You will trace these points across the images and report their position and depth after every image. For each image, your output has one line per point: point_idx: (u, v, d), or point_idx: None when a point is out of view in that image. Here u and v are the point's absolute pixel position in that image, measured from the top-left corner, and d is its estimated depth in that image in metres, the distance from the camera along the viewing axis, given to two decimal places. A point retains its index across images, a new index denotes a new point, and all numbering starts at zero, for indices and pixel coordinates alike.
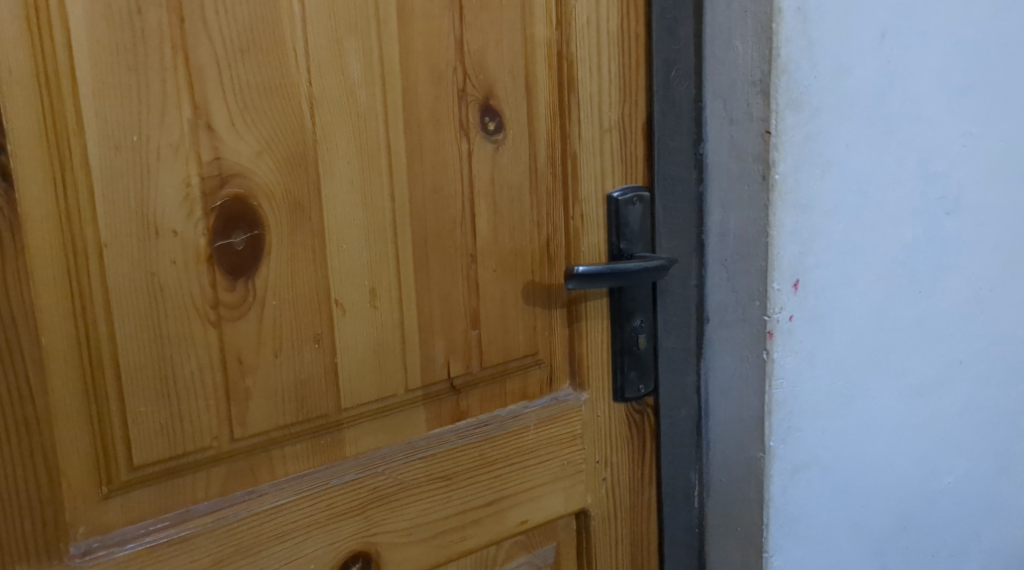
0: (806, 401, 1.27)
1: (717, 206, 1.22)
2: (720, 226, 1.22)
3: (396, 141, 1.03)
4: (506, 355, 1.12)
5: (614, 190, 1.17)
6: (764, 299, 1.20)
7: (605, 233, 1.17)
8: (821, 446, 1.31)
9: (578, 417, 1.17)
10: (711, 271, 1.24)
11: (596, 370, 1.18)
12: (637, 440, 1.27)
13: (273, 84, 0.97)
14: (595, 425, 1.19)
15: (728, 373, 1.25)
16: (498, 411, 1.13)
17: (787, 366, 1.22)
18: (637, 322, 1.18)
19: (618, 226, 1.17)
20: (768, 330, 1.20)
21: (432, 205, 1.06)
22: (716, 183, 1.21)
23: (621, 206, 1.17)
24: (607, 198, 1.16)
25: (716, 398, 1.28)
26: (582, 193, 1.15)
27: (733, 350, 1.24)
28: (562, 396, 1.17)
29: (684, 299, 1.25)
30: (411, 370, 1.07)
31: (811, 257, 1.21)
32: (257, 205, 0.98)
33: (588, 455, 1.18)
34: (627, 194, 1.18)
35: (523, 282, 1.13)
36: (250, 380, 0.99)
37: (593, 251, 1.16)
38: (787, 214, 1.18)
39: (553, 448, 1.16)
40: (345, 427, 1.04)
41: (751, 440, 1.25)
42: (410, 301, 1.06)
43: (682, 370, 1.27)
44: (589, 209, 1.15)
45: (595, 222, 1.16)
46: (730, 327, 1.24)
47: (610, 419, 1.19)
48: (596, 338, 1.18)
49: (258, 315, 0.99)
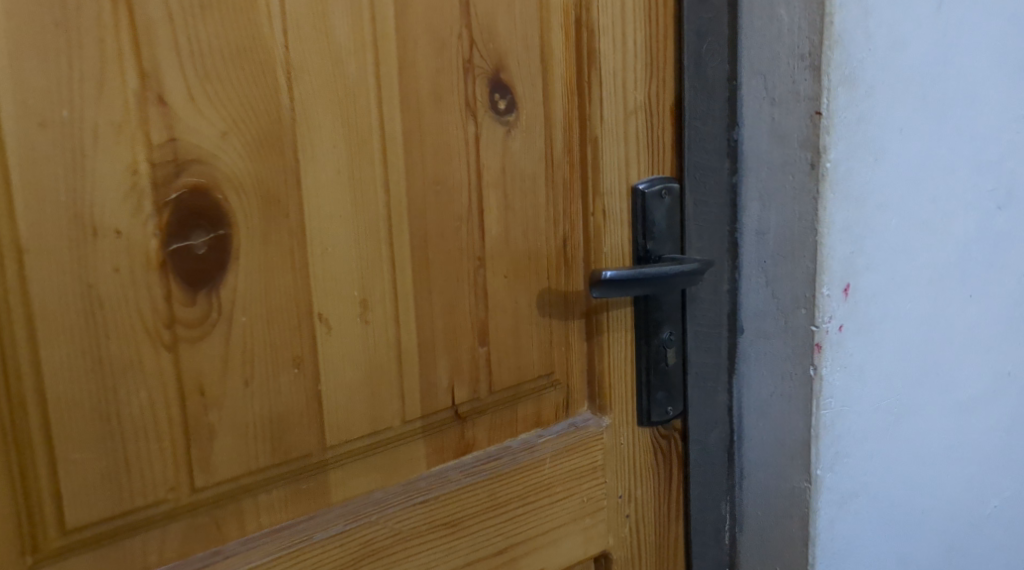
0: (856, 422, 1.11)
1: (755, 199, 1.05)
2: (757, 223, 1.06)
3: (390, 122, 0.87)
4: (518, 376, 0.96)
5: (640, 182, 1.01)
6: (812, 306, 1.04)
7: (631, 232, 1.01)
8: (868, 472, 1.14)
9: (599, 445, 1.01)
10: (746, 274, 1.08)
11: (619, 390, 1.02)
12: (663, 468, 1.11)
13: (242, 49, 0.81)
14: (618, 454, 1.03)
15: (767, 392, 1.09)
16: (509, 441, 0.96)
17: (835, 384, 1.07)
18: (665, 334, 1.02)
19: (645, 223, 1.01)
20: (816, 342, 1.04)
21: (433, 199, 0.89)
22: (753, 175, 1.05)
23: (648, 200, 1.01)
24: (633, 189, 1.00)
25: (751, 420, 1.12)
26: (605, 184, 0.98)
27: (773, 366, 1.08)
28: (581, 421, 1.01)
29: (715, 307, 1.08)
30: (410, 397, 0.90)
31: (862, 257, 1.06)
32: (222, 198, 0.81)
33: (612, 490, 1.02)
34: (656, 185, 1.01)
35: (538, 290, 0.96)
36: (215, 416, 0.82)
37: (617, 253, 1.00)
38: (839, 208, 1.02)
39: (573, 482, 0.99)
40: (332, 468, 0.87)
41: (794, 468, 1.09)
42: (407, 313, 0.89)
43: (713, 389, 1.11)
44: (612, 204, 0.99)
45: (619, 219, 1.00)
46: (769, 340, 1.08)
47: (634, 446, 1.04)
48: (620, 354, 1.02)
49: (225, 335, 0.82)
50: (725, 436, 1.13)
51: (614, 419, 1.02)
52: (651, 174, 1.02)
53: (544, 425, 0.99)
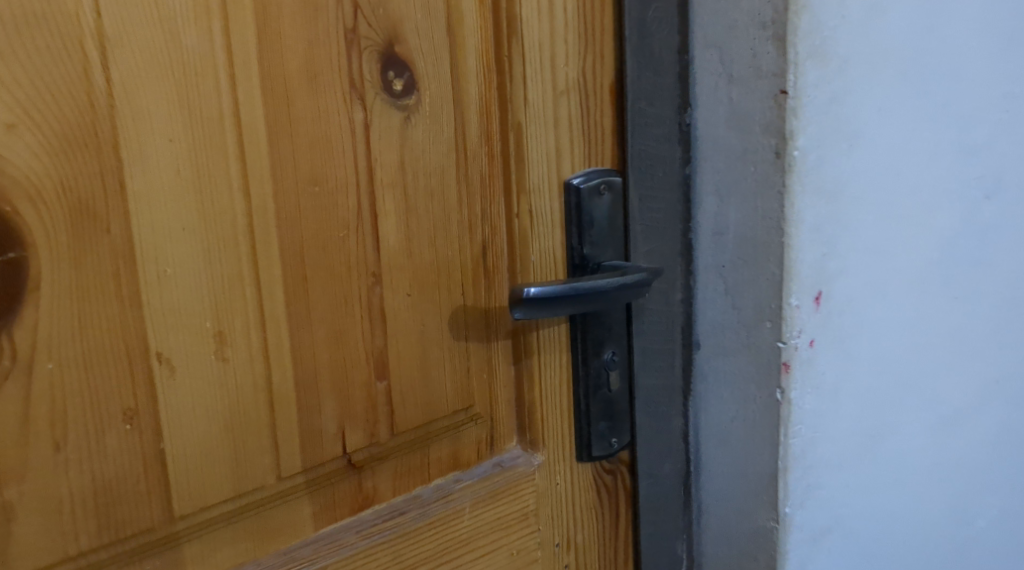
0: (829, 448, 0.96)
1: (712, 194, 0.89)
2: (714, 220, 0.90)
3: (248, 110, 0.70)
4: (429, 412, 0.80)
5: (575, 176, 0.85)
6: (778, 320, 0.88)
7: (565, 236, 0.85)
8: (843, 504, 0.99)
9: (531, 487, 0.85)
10: (702, 280, 0.92)
11: (553, 422, 0.86)
12: (607, 506, 0.95)
13: (38, 19, 0.64)
14: (553, 496, 0.87)
15: (726, 417, 0.94)
16: (419, 490, 0.81)
17: (806, 408, 0.92)
18: (608, 355, 0.87)
19: (584, 224, 0.85)
20: (784, 361, 0.89)
21: (308, 204, 0.73)
22: (708, 164, 0.89)
23: (585, 197, 0.85)
24: (566, 184, 0.84)
25: (710, 448, 0.97)
26: (529, 180, 0.82)
27: (733, 387, 0.93)
28: (508, 460, 0.85)
29: (667, 319, 0.93)
30: (286, 447, 0.74)
31: (836, 260, 0.90)
32: (13, 210, 0.65)
33: (545, 539, 0.87)
34: (594, 179, 0.85)
35: (450, 311, 0.80)
36: (15, 493, 0.66)
37: (547, 261, 0.84)
38: (808, 203, 0.86)
39: (498, 532, 0.84)
40: (185, 543, 0.72)
41: (758, 505, 0.94)
42: (279, 346, 0.73)
43: (666, 415, 0.95)
44: (539, 204, 0.83)
45: (550, 221, 0.84)
46: (730, 359, 0.92)
47: (572, 485, 0.88)
48: (554, 380, 0.86)
49: (23, 388, 0.66)
50: (680, 467, 0.98)
51: (548, 457, 0.86)
52: (590, 164, 0.85)
53: (463, 467, 0.83)
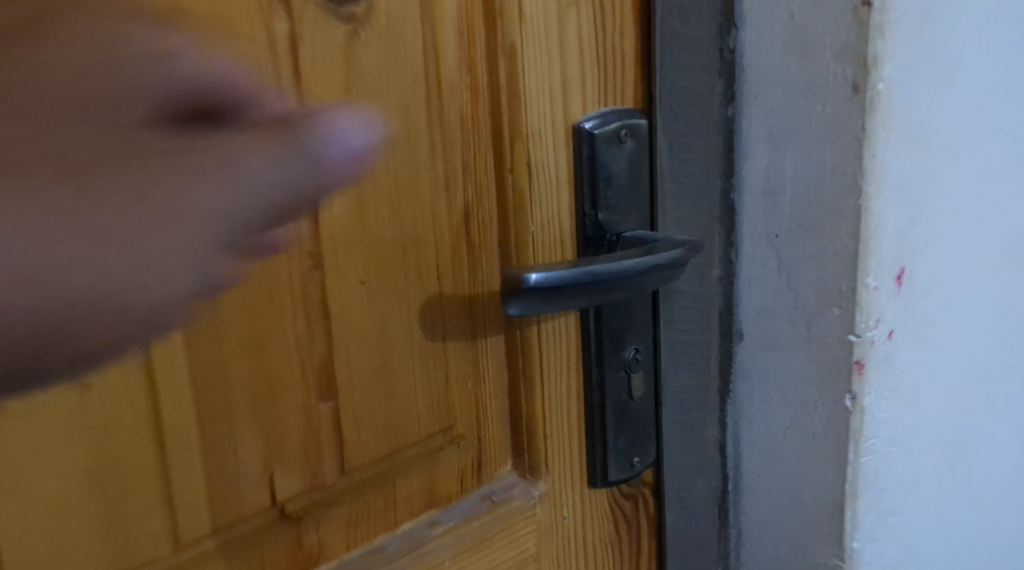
0: (905, 465, 0.77)
1: (763, 142, 0.69)
2: (765, 176, 0.69)
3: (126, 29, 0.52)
4: (393, 435, 0.61)
5: (587, 119, 0.64)
6: (849, 306, 0.68)
7: (577, 197, 0.65)
8: (919, 530, 0.80)
9: (531, 524, 0.67)
10: (746, 254, 0.72)
11: (559, 441, 0.67)
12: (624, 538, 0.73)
13: None
14: (559, 534, 0.68)
15: (777, 426, 0.75)
16: (381, 540, 0.62)
17: (882, 417, 0.73)
18: (630, 353, 0.68)
19: (600, 182, 0.65)
20: (857, 360, 0.69)
21: None
22: (758, 102, 0.68)
23: (600, 147, 0.65)
24: (576, 130, 0.64)
25: (754, 465, 0.77)
26: (528, 122, 0.63)
27: (787, 390, 0.73)
28: (501, 491, 0.66)
29: (701, 303, 0.73)
30: (187, 497, 0.55)
31: (921, 228, 0.71)
32: None
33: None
34: (612, 123, 0.65)
35: (418, 303, 0.61)
36: None
37: (551, 231, 0.64)
38: (893, 154, 0.66)
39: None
40: None
41: (816, 536, 0.75)
42: (168, 359, 0.54)
43: (699, 423, 0.76)
44: (540, 154, 0.63)
45: (555, 178, 0.64)
46: (783, 353, 0.72)
47: (582, 519, 0.69)
48: (560, 388, 0.66)
49: None
50: (715, 485, 0.78)
51: (552, 484, 0.67)
52: (607, 103, 0.65)
53: (441, 503, 0.64)
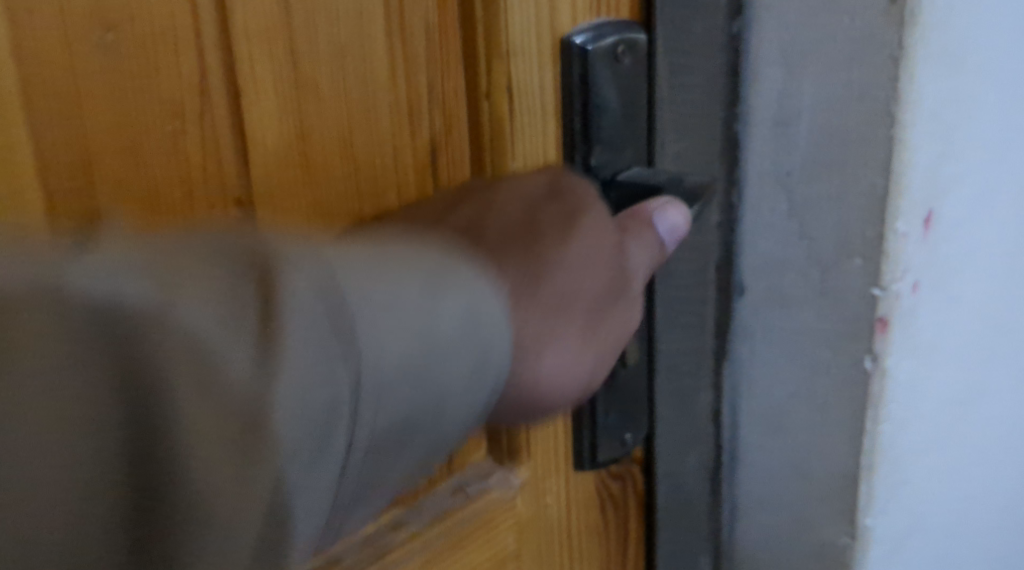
0: (919, 428, 0.67)
1: (776, 64, 0.59)
2: (777, 105, 0.60)
3: (42, 132, 0.44)
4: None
5: (578, 33, 0.55)
6: (874, 254, 0.59)
7: (565, 127, 0.56)
8: (928, 499, 0.70)
9: (511, 517, 0.61)
10: (752, 194, 0.63)
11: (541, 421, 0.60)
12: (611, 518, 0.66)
13: None
14: (540, 522, 0.62)
15: (782, 390, 0.66)
16: (338, 550, 0.55)
17: (901, 379, 0.63)
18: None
19: (593, 108, 0.56)
20: (880, 318, 0.60)
21: (108, 60, 0.45)
22: (771, 15, 0.59)
23: (592, 67, 0.55)
24: (567, 46, 0.55)
25: (754, 431, 0.68)
26: (511, 40, 0.54)
27: (796, 349, 0.64)
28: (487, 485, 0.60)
29: (699, 252, 0.62)
30: None
31: (953, 159, 0.60)
32: None
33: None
34: (608, 38, 0.55)
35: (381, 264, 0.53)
36: None
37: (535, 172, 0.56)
38: (931, 75, 0.56)
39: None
40: None
41: (823, 512, 0.66)
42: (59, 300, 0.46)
43: (691, 390, 0.66)
44: (523, 76, 0.54)
45: (540, 106, 0.55)
46: (792, 310, 0.63)
47: (567, 508, 0.63)
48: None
49: None
50: (706, 459, 0.68)
51: (535, 471, 0.61)
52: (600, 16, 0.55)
53: (408, 500, 0.57)
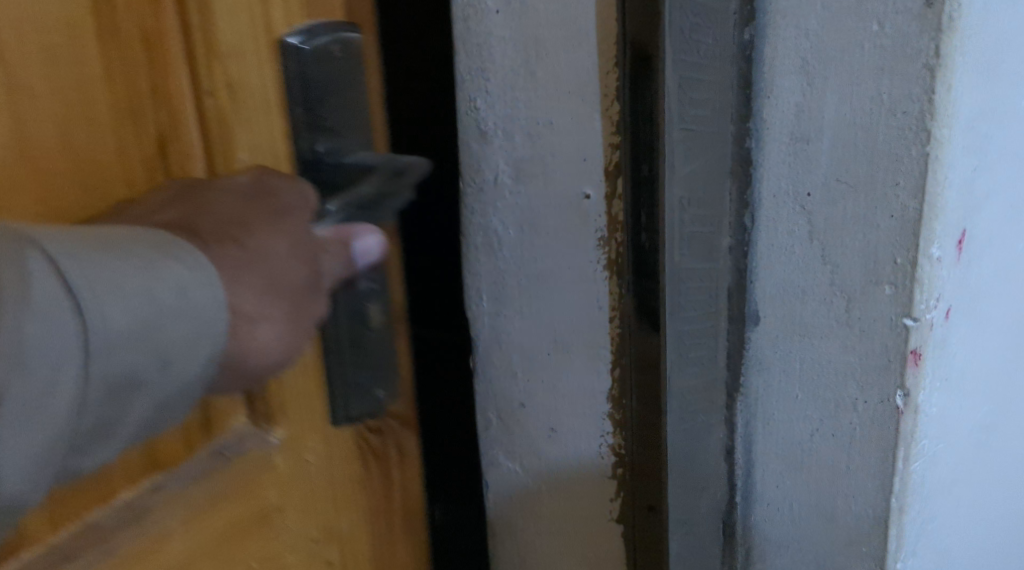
0: (950, 464, 0.61)
1: (795, 76, 0.54)
2: (794, 119, 0.54)
3: None
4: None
5: (293, 35, 0.53)
6: (906, 282, 0.54)
7: (291, 120, 0.54)
8: (958, 539, 0.65)
9: (272, 479, 0.56)
10: (767, 217, 0.57)
11: (293, 379, 0.56)
12: (371, 476, 0.61)
13: None
14: (301, 482, 0.58)
15: (802, 428, 0.60)
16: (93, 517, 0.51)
17: (933, 413, 0.58)
18: (367, 288, 0.57)
19: (317, 100, 0.54)
20: (912, 350, 0.55)
21: None
22: (788, 19, 0.53)
23: (306, 68, 0.54)
24: (283, 46, 0.53)
25: (769, 474, 0.62)
26: (222, 39, 0.51)
27: (817, 383, 0.58)
28: (233, 449, 0.55)
29: (711, 278, 0.58)
30: None
31: (989, 176, 0.55)
32: None
33: (326, 559, 0.60)
34: (320, 36, 0.54)
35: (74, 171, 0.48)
36: None
37: (263, 158, 0.53)
38: (967, 85, 0.51)
39: (227, 547, 0.55)
40: None
41: (847, 557, 0.61)
42: None
43: (704, 429, 0.61)
44: (240, 71, 0.52)
45: (258, 106, 0.53)
46: (813, 342, 0.58)
47: (327, 467, 0.59)
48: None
49: None
50: (720, 499, 0.63)
51: (292, 433, 0.57)
52: (314, 16, 0.54)
53: (165, 467, 0.53)
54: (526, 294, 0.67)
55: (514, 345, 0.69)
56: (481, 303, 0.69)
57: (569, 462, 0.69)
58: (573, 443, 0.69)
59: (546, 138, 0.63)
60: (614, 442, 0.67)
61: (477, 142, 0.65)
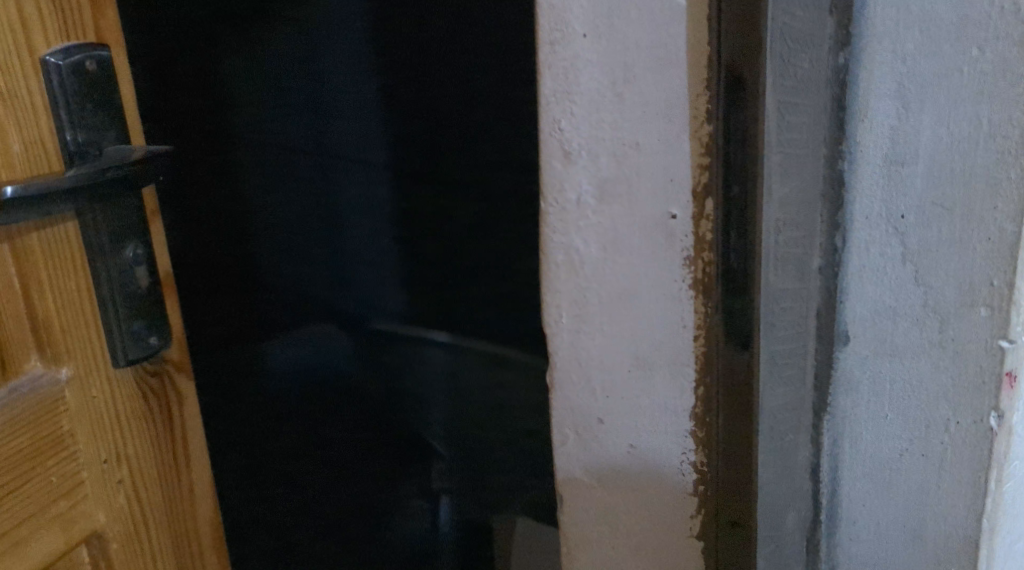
0: None
1: (891, 99, 0.56)
2: (889, 142, 0.57)
3: None
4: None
5: (52, 54, 0.62)
6: (1001, 305, 0.56)
7: (57, 122, 0.62)
8: None
9: (60, 406, 0.64)
10: (858, 237, 0.59)
11: (68, 309, 0.64)
12: (156, 414, 0.69)
13: None
14: (90, 414, 0.65)
15: (887, 447, 0.61)
16: None
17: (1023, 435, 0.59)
18: (132, 253, 0.66)
19: (78, 106, 0.63)
20: (1008, 372, 0.57)
21: None
22: (885, 44, 0.56)
23: (59, 81, 0.62)
24: (44, 64, 0.62)
25: (856, 494, 0.62)
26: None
27: (906, 403, 0.60)
28: (27, 385, 0.63)
29: (802, 301, 0.59)
30: None
31: None
32: None
33: (117, 479, 0.67)
34: (75, 55, 0.63)
35: None
36: None
37: (34, 151, 0.61)
38: None
39: (24, 465, 0.62)
40: None
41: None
42: None
43: (792, 447, 0.61)
44: (11, 83, 0.60)
45: (24, 109, 0.61)
46: (903, 362, 0.59)
47: (111, 398, 0.66)
48: (70, 287, 0.64)
49: None
50: (805, 519, 0.63)
51: (77, 369, 0.65)
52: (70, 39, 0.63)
53: None
54: (608, 313, 0.64)
55: (592, 362, 0.66)
56: (560, 320, 0.66)
57: (649, 478, 0.66)
58: (653, 460, 0.65)
59: (632, 159, 0.61)
60: (697, 459, 0.64)
61: (559, 162, 0.64)
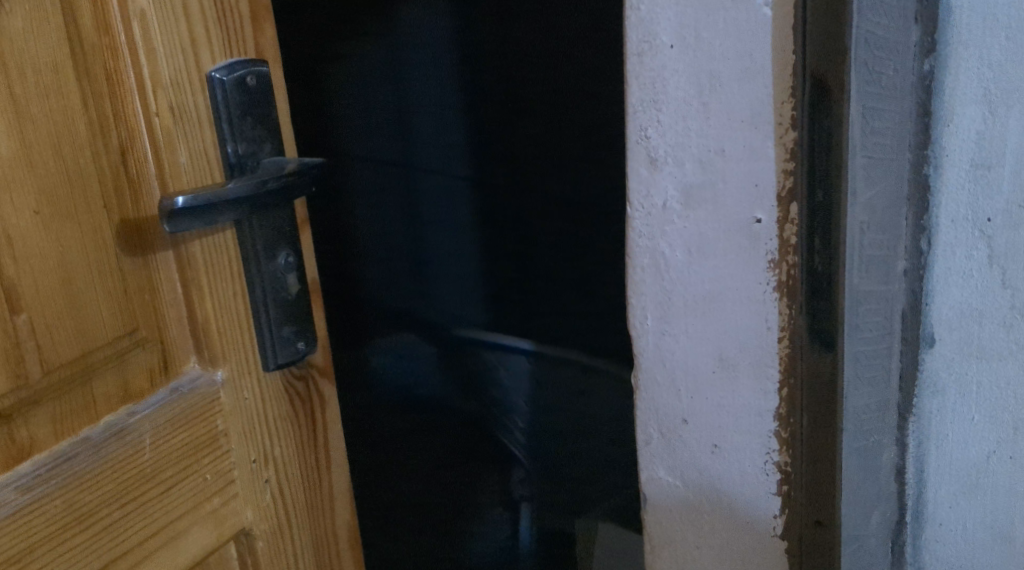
0: None
1: (977, 105, 0.58)
2: (976, 147, 0.59)
3: None
4: (83, 335, 0.56)
5: (218, 71, 0.60)
6: None
7: (219, 134, 0.61)
8: None
9: (216, 411, 0.62)
10: (943, 242, 0.60)
11: (226, 314, 0.62)
12: (302, 419, 0.67)
13: None
14: (244, 415, 0.63)
15: (977, 449, 0.62)
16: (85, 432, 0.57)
17: None
18: (283, 261, 0.64)
19: (239, 118, 0.61)
20: None
21: None
22: (971, 51, 0.57)
23: (227, 97, 0.61)
24: (209, 81, 0.60)
25: (943, 494, 0.64)
26: (164, 74, 0.58)
27: (997, 403, 0.61)
28: (187, 386, 0.61)
29: (887, 303, 0.60)
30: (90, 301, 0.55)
31: None
32: None
33: (265, 478, 0.65)
34: (238, 71, 0.61)
35: (64, 184, 0.55)
36: None
37: (201, 162, 0.60)
38: None
39: (184, 462, 0.60)
40: (95, 523, 0.56)
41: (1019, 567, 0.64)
42: None
43: (877, 447, 0.62)
44: (182, 99, 0.59)
45: (195, 123, 0.60)
46: (990, 364, 0.61)
47: (262, 402, 0.64)
48: (227, 293, 0.62)
49: None
50: (890, 517, 0.64)
51: (232, 372, 0.62)
52: (233, 55, 0.61)
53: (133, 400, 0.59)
54: (691, 315, 0.66)
55: (678, 364, 0.67)
56: (645, 322, 0.68)
57: (729, 478, 0.67)
58: (736, 460, 0.66)
59: (718, 164, 0.63)
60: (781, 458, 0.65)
61: (646, 169, 0.65)
